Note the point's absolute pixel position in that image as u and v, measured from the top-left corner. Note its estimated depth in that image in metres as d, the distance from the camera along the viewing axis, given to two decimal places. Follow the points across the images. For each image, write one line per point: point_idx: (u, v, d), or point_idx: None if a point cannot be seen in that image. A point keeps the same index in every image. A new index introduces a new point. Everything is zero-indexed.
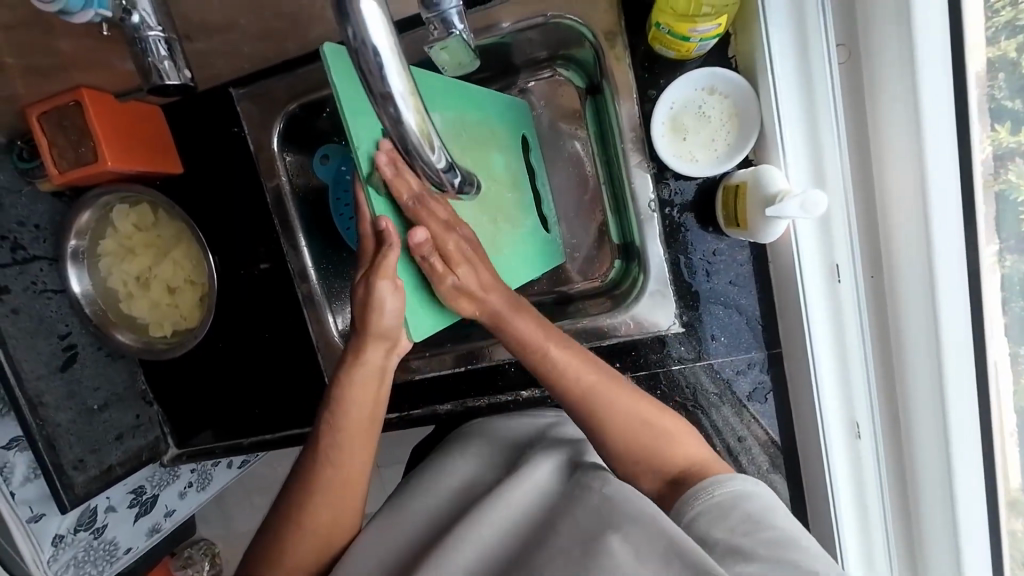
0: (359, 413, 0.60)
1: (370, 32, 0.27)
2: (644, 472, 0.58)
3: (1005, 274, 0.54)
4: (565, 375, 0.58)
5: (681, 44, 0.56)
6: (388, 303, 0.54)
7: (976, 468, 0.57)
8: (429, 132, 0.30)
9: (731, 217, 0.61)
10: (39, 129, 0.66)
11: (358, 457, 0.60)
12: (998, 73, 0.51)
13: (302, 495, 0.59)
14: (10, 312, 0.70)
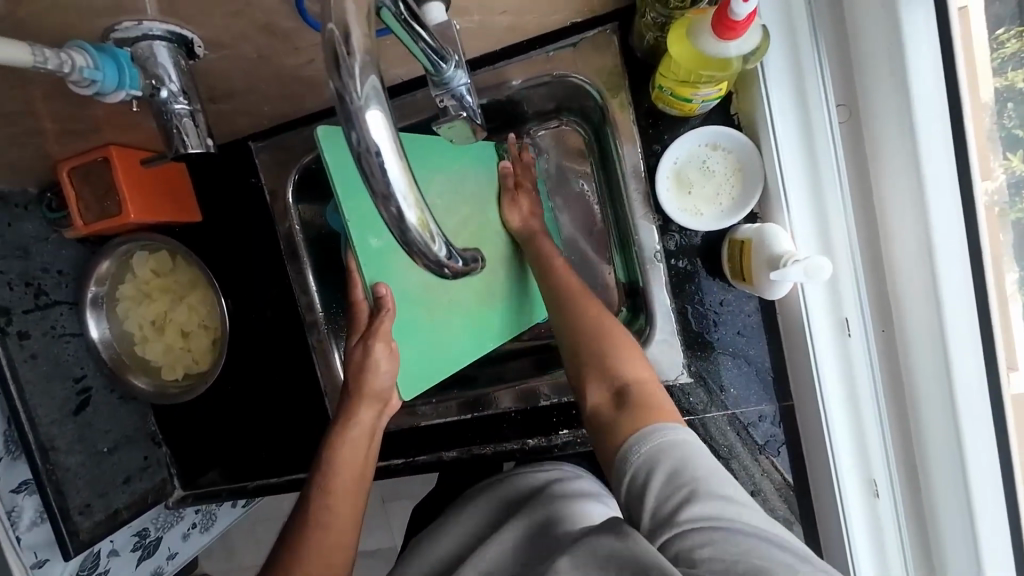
0: (346, 476, 0.60)
1: (371, 135, 0.27)
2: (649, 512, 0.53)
3: None
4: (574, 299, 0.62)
5: (684, 105, 0.57)
6: (383, 365, 0.57)
7: (1003, 534, 0.54)
8: (430, 227, 0.29)
9: (737, 272, 0.61)
10: (68, 183, 0.70)
11: (349, 515, 0.60)
12: (1009, 102, 0.53)
13: (290, 560, 0.58)
14: (29, 357, 0.72)
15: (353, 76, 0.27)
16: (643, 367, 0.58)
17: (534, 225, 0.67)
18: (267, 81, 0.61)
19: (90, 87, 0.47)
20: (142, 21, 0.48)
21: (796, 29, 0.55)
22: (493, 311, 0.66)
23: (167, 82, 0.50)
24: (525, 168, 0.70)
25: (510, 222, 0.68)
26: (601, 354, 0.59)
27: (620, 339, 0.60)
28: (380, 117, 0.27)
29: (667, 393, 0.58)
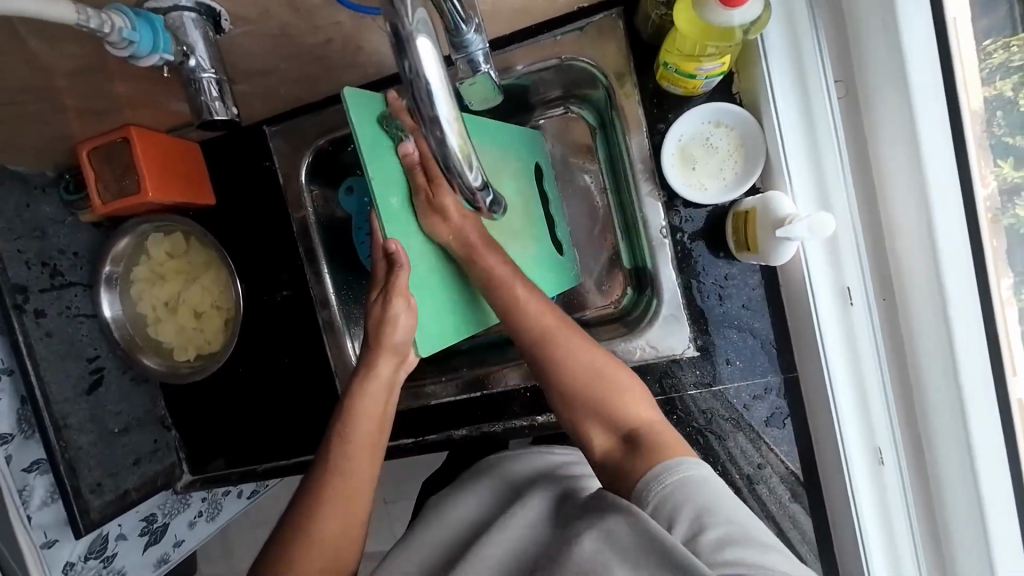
0: (366, 426, 0.61)
1: (426, 66, 0.31)
2: (596, 429, 0.61)
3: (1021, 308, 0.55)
4: (538, 335, 0.61)
5: (688, 81, 0.59)
6: (401, 320, 0.57)
7: (1006, 506, 0.54)
8: (468, 151, 0.34)
9: (742, 242, 0.63)
10: (87, 163, 0.71)
11: (368, 468, 0.61)
12: (997, 111, 0.55)
13: (309, 509, 0.58)
14: (45, 334, 0.73)
15: (406, 6, 0.30)
16: (564, 331, 0.62)
17: (469, 233, 0.57)
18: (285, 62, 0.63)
19: (134, 53, 0.50)
20: None
21: (795, 10, 0.57)
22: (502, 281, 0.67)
23: (199, 53, 0.54)
24: (432, 144, 0.53)
25: (443, 238, 0.56)
26: (572, 392, 0.62)
27: (570, 338, 0.62)
28: (428, 45, 0.30)
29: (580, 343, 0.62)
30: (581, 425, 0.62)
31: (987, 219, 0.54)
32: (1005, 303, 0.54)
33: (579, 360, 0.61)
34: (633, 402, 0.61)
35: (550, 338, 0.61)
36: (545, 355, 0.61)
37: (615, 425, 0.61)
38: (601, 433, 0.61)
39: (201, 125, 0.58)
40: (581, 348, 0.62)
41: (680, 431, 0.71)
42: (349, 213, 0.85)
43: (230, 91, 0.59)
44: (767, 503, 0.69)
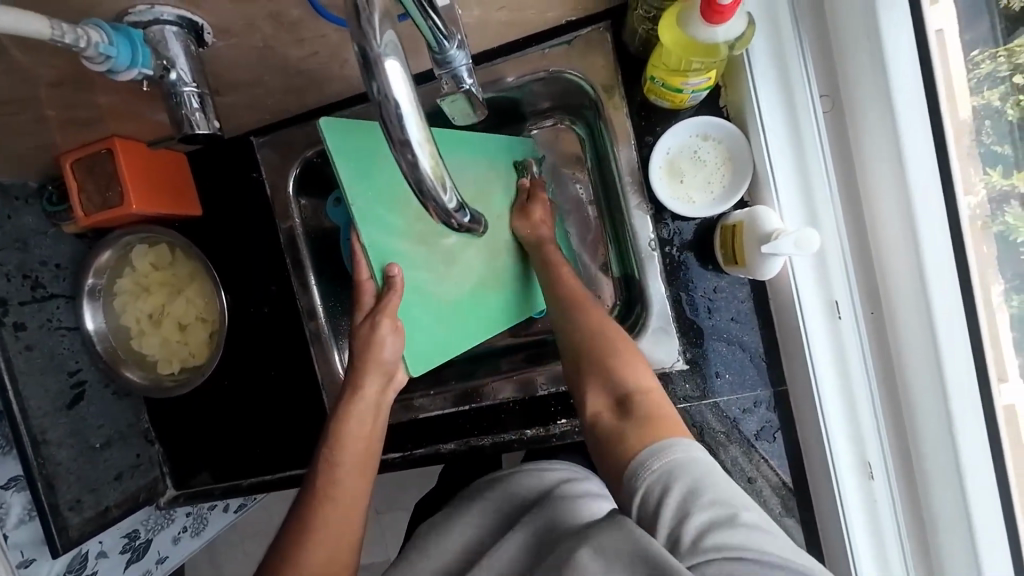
0: (354, 450, 0.60)
1: (397, 93, 0.30)
2: (611, 445, 0.57)
3: (1014, 314, 0.55)
4: (603, 344, 0.62)
5: (675, 95, 0.59)
6: (388, 342, 0.59)
7: (995, 520, 0.54)
8: (442, 173, 0.33)
9: (729, 255, 0.63)
10: (70, 175, 0.71)
11: (356, 493, 0.60)
12: (985, 119, 0.55)
13: (296, 537, 0.57)
14: (24, 348, 0.72)
15: (375, 28, 0.29)
16: (619, 337, 0.63)
17: (544, 238, 0.70)
18: (271, 73, 0.63)
19: (110, 66, 0.49)
20: (154, 6, 0.50)
21: (780, 26, 0.58)
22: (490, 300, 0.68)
23: (178, 66, 0.53)
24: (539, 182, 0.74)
25: (523, 235, 0.70)
26: (613, 397, 0.60)
27: (629, 351, 0.62)
28: (396, 67, 0.30)
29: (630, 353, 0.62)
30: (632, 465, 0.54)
31: (975, 227, 0.54)
32: (995, 310, 0.54)
33: (630, 369, 0.61)
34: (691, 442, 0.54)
35: (603, 337, 0.63)
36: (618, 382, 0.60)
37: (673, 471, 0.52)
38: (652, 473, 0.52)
39: (182, 138, 0.57)
40: (641, 365, 0.61)
41: None
42: (337, 224, 0.81)
43: (211, 103, 0.58)
44: None
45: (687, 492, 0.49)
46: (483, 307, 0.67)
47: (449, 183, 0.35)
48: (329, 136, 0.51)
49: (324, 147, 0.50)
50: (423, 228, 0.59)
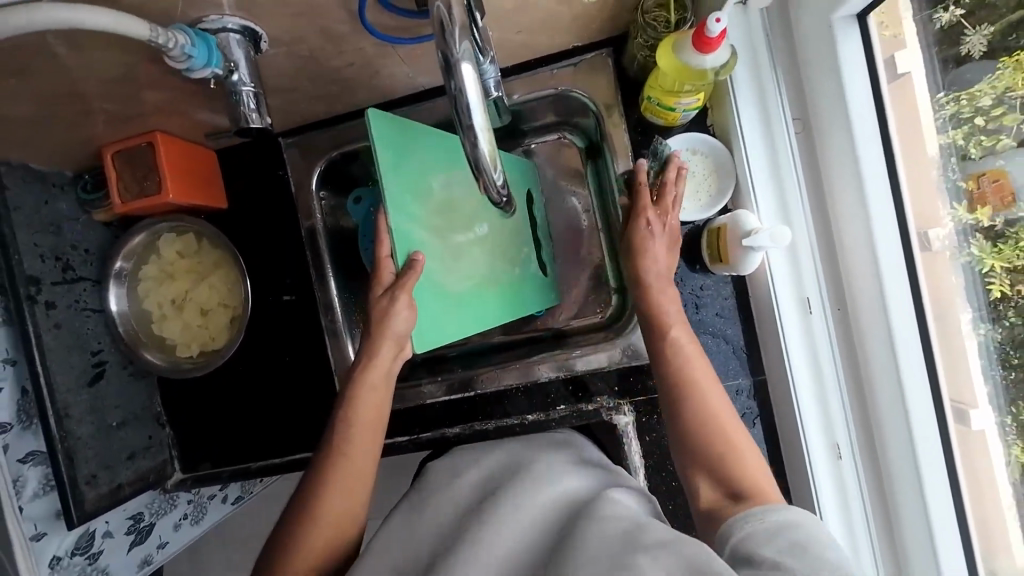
0: (365, 414, 0.65)
1: (466, 86, 0.37)
2: (703, 479, 0.57)
3: (981, 341, 0.61)
4: (683, 377, 0.61)
5: (668, 113, 0.68)
6: (400, 317, 0.63)
7: (945, 490, 0.61)
8: (496, 156, 0.39)
9: (715, 255, 0.70)
10: (111, 165, 0.76)
11: (367, 452, 0.65)
12: (951, 156, 0.61)
13: (314, 493, 0.61)
14: (54, 325, 0.75)
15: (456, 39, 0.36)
16: (708, 386, 0.60)
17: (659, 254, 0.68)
18: (310, 79, 0.70)
19: (185, 65, 0.55)
20: (222, 16, 0.56)
21: (757, 57, 0.67)
22: (491, 297, 0.71)
23: (241, 70, 0.59)
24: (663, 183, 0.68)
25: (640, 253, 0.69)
26: (695, 436, 0.58)
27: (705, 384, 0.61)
28: (469, 69, 0.37)
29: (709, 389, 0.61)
30: (691, 477, 0.58)
31: (931, 257, 0.62)
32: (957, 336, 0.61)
33: (703, 401, 0.60)
34: (748, 464, 0.56)
35: (685, 365, 0.62)
36: (682, 386, 0.60)
37: (727, 487, 0.55)
38: (709, 486, 0.56)
39: (236, 131, 0.64)
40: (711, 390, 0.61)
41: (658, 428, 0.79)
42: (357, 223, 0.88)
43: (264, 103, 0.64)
44: None
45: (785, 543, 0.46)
46: (482, 304, 0.70)
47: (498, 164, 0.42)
48: (375, 123, 0.55)
49: (369, 133, 0.54)
50: (439, 222, 0.64)
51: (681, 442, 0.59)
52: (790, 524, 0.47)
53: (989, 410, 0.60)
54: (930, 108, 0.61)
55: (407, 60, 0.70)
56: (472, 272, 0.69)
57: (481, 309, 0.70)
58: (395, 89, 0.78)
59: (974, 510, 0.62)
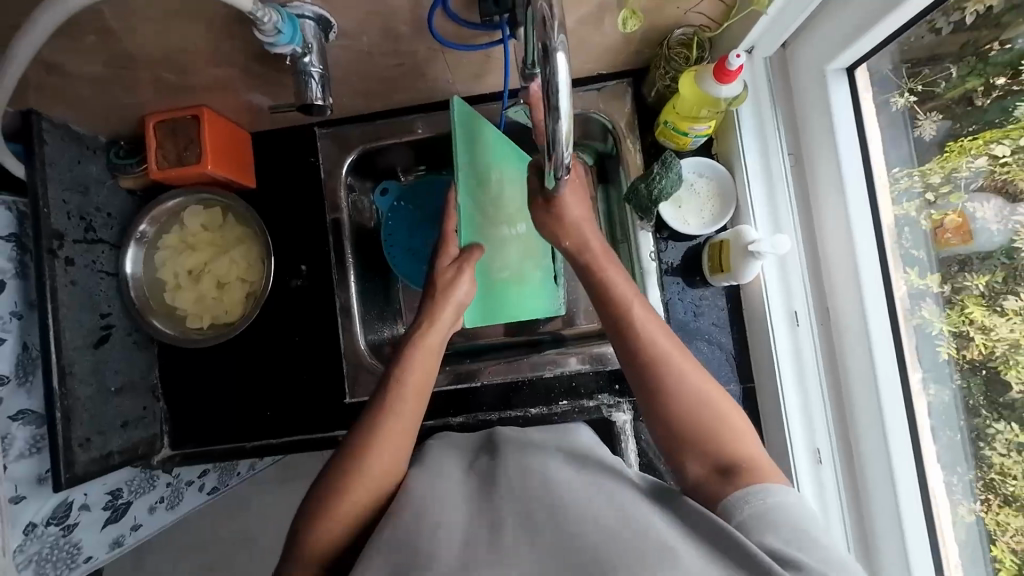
0: (415, 373, 0.67)
1: (559, 74, 0.41)
2: (692, 454, 0.59)
3: (930, 401, 0.68)
4: (657, 356, 0.62)
5: (681, 138, 0.77)
6: (457, 289, 0.70)
7: (915, 493, 0.67)
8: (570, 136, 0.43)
9: (717, 266, 0.78)
10: (152, 133, 0.79)
11: (412, 415, 0.65)
12: (903, 228, 0.70)
13: (363, 444, 0.62)
14: (69, 282, 0.75)
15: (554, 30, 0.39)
16: (673, 351, 0.62)
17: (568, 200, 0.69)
18: (361, 74, 0.75)
19: (272, 37, 0.59)
20: (304, 3, 0.61)
21: (760, 98, 0.77)
22: (518, 292, 0.79)
23: (314, 53, 0.64)
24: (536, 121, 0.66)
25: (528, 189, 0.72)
26: (679, 416, 0.59)
27: (684, 362, 0.62)
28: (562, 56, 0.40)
29: (687, 363, 0.62)
30: (680, 457, 0.59)
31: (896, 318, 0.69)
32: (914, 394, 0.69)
33: (685, 380, 0.60)
34: (732, 425, 0.59)
35: (663, 348, 0.62)
36: (657, 370, 0.61)
37: (714, 463, 0.58)
38: (697, 463, 0.58)
39: (297, 109, 0.67)
40: (697, 370, 0.62)
41: None
42: (381, 213, 0.94)
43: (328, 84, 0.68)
44: None
45: (790, 534, 0.50)
46: (512, 296, 0.78)
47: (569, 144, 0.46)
48: (459, 111, 0.64)
49: (452, 123, 0.63)
50: (490, 211, 0.73)
51: (664, 422, 0.60)
52: (792, 509, 0.52)
53: (939, 468, 0.68)
54: (887, 181, 0.71)
55: (453, 67, 0.77)
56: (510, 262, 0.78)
57: (509, 301, 0.78)
58: (435, 93, 0.84)
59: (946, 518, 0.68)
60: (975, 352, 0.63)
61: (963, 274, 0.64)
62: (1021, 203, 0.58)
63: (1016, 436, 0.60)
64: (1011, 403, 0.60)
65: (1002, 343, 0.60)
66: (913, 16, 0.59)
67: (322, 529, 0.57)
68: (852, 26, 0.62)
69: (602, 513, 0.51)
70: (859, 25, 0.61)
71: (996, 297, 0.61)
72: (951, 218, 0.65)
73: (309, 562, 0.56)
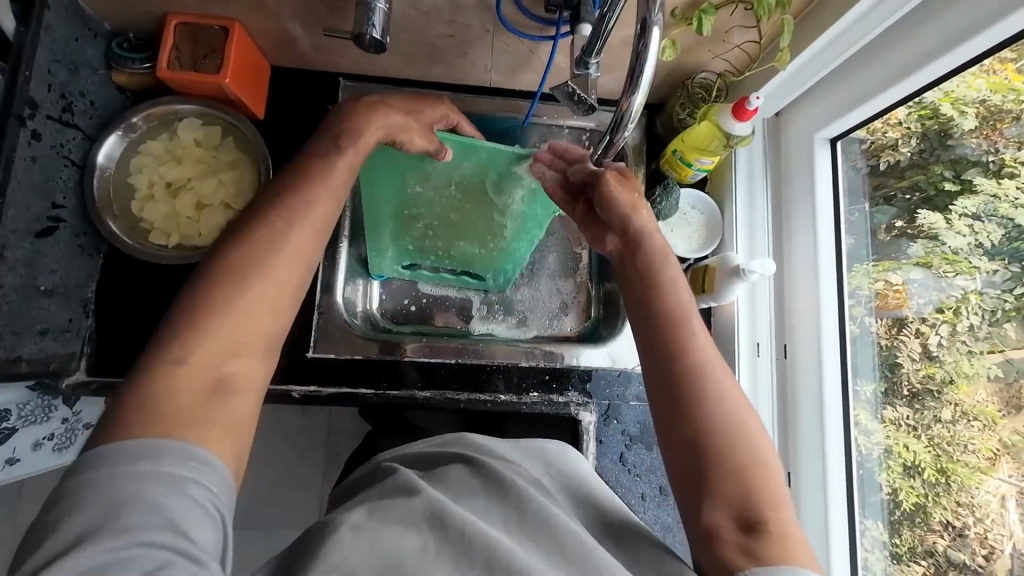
0: (337, 172, 0.59)
1: (647, 47, 0.46)
2: (718, 501, 0.53)
3: (862, 462, 0.78)
4: (695, 380, 0.57)
5: (685, 168, 0.85)
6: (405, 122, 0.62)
7: (838, 520, 0.75)
8: (639, 105, 0.50)
9: (699, 287, 0.84)
10: (171, 33, 0.75)
11: (328, 207, 0.58)
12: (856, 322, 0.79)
13: (271, 239, 0.54)
14: (30, 158, 0.66)
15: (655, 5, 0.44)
16: (720, 379, 0.57)
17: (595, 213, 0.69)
18: (409, 34, 0.78)
19: None
20: None
21: (754, 147, 0.87)
22: (396, 224, 0.77)
23: None
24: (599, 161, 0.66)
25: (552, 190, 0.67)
26: (709, 453, 0.55)
27: (728, 395, 0.57)
28: (657, 31, 0.45)
29: (730, 400, 0.57)
30: (693, 501, 0.55)
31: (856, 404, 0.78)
32: (851, 463, 0.77)
33: (724, 414, 0.56)
34: (766, 481, 0.54)
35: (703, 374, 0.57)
36: (680, 396, 0.57)
37: (741, 515, 0.52)
38: (715, 512, 0.53)
39: (352, 42, 0.67)
40: (739, 408, 0.56)
41: (615, 434, 0.86)
42: None
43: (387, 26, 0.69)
44: (671, 507, 0.84)
45: None
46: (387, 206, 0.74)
47: (635, 114, 0.52)
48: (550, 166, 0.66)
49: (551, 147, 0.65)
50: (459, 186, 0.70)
51: (689, 452, 0.56)
52: None
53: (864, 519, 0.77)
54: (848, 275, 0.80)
55: (496, 52, 0.81)
56: (428, 207, 0.74)
57: (384, 202, 0.73)
58: (469, 76, 0.87)
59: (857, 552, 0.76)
60: (865, 449, 0.78)
61: (884, 406, 0.76)
62: (921, 309, 0.73)
63: (881, 534, 0.76)
64: (882, 503, 0.76)
65: (876, 446, 0.77)
66: (868, 116, 0.74)
67: (220, 317, 0.50)
68: (836, 109, 0.75)
69: (591, 557, 0.52)
70: (840, 106, 0.75)
71: (878, 406, 0.77)
72: (882, 302, 0.77)
73: (204, 369, 0.48)
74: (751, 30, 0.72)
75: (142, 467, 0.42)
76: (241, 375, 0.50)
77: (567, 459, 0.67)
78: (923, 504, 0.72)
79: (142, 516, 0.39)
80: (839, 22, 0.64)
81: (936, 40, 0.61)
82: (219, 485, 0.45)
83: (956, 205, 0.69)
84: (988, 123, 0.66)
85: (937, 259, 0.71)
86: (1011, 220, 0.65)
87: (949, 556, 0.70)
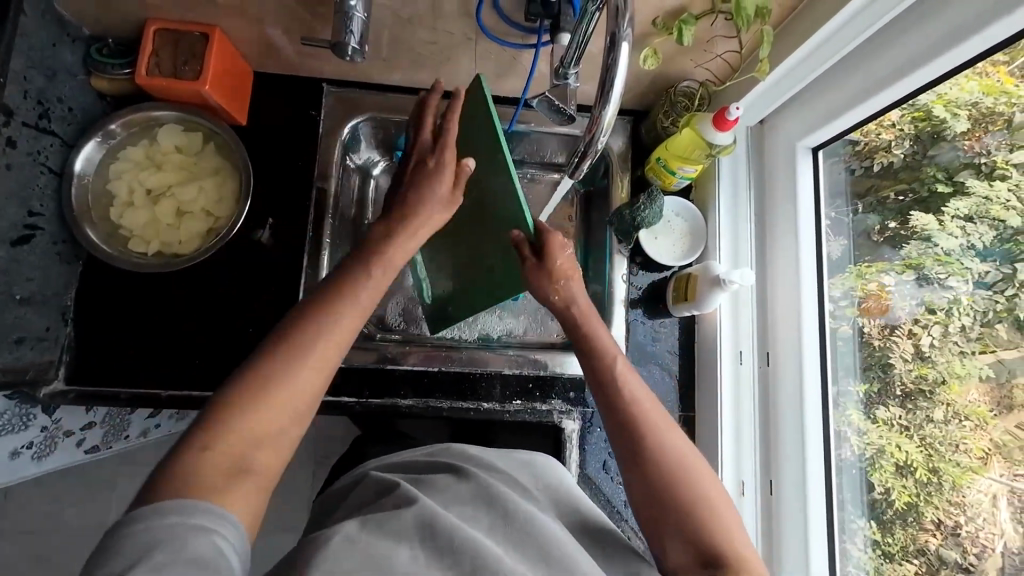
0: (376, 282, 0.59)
1: (618, 61, 0.47)
2: (678, 544, 0.54)
3: (843, 471, 0.78)
4: (636, 430, 0.58)
5: (669, 176, 0.85)
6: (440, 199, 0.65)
7: (819, 528, 0.76)
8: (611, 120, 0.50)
9: (681, 295, 0.85)
10: (151, 39, 0.74)
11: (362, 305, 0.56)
12: (840, 323, 0.80)
13: (303, 336, 0.52)
14: (4, 165, 0.66)
15: (624, 21, 0.45)
16: (660, 424, 0.58)
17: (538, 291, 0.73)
18: (391, 41, 0.78)
19: None
20: None
21: (737, 154, 0.88)
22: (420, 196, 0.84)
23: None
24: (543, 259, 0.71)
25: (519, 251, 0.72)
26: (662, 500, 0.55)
27: (667, 441, 0.57)
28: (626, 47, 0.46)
29: (671, 445, 0.57)
30: (660, 539, 0.55)
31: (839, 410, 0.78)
32: (834, 471, 0.77)
33: (667, 460, 0.56)
34: (721, 520, 0.54)
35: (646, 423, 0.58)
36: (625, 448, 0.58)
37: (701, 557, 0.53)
38: (679, 551, 0.54)
39: (331, 49, 0.66)
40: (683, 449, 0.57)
41: (599, 442, 0.86)
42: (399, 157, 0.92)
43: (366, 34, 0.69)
44: None
45: None
46: None
47: (608, 128, 0.53)
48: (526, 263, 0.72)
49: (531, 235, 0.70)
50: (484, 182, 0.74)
51: (641, 502, 0.56)
52: None
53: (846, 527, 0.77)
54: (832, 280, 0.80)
55: (479, 59, 0.81)
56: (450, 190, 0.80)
57: None
58: (453, 82, 0.87)
59: (838, 556, 0.76)
60: (854, 450, 0.77)
61: (879, 403, 0.75)
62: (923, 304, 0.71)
63: (872, 532, 0.74)
64: (872, 503, 0.75)
65: (872, 447, 0.75)
66: (864, 118, 0.73)
67: (249, 409, 0.48)
68: (816, 117, 0.76)
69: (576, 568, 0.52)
70: (821, 115, 0.75)
71: (871, 405, 0.76)
72: (865, 307, 0.77)
73: (224, 460, 0.46)
74: (733, 39, 0.73)
75: (171, 519, 0.41)
76: (262, 464, 0.48)
77: (552, 470, 0.67)
78: (915, 504, 0.70)
79: (165, 558, 0.39)
80: (817, 33, 0.64)
81: (919, 48, 0.61)
82: (240, 548, 0.44)
83: (949, 206, 0.69)
84: (980, 125, 0.65)
85: (928, 260, 0.71)
86: (1004, 221, 0.64)
87: (941, 555, 0.68)
